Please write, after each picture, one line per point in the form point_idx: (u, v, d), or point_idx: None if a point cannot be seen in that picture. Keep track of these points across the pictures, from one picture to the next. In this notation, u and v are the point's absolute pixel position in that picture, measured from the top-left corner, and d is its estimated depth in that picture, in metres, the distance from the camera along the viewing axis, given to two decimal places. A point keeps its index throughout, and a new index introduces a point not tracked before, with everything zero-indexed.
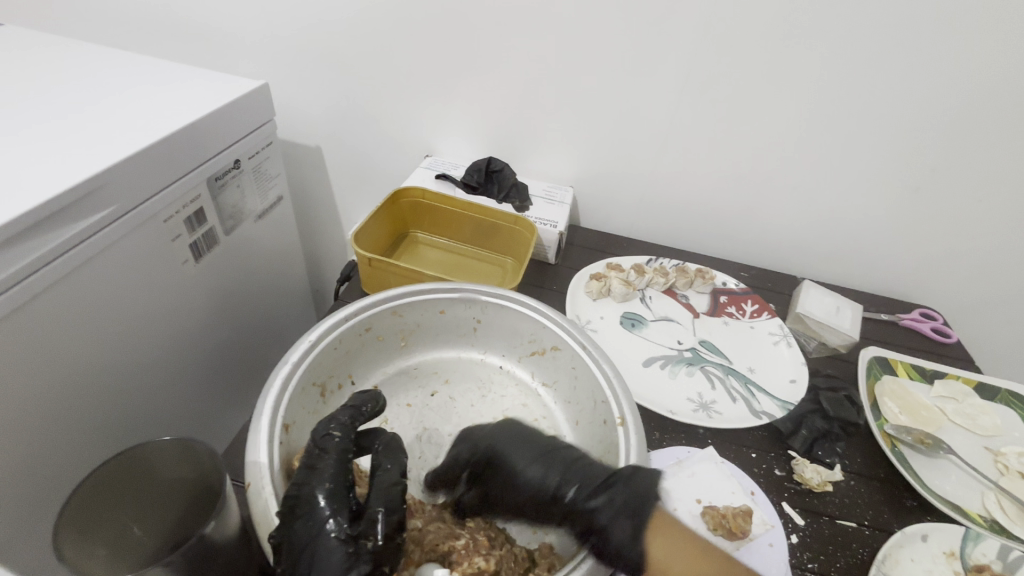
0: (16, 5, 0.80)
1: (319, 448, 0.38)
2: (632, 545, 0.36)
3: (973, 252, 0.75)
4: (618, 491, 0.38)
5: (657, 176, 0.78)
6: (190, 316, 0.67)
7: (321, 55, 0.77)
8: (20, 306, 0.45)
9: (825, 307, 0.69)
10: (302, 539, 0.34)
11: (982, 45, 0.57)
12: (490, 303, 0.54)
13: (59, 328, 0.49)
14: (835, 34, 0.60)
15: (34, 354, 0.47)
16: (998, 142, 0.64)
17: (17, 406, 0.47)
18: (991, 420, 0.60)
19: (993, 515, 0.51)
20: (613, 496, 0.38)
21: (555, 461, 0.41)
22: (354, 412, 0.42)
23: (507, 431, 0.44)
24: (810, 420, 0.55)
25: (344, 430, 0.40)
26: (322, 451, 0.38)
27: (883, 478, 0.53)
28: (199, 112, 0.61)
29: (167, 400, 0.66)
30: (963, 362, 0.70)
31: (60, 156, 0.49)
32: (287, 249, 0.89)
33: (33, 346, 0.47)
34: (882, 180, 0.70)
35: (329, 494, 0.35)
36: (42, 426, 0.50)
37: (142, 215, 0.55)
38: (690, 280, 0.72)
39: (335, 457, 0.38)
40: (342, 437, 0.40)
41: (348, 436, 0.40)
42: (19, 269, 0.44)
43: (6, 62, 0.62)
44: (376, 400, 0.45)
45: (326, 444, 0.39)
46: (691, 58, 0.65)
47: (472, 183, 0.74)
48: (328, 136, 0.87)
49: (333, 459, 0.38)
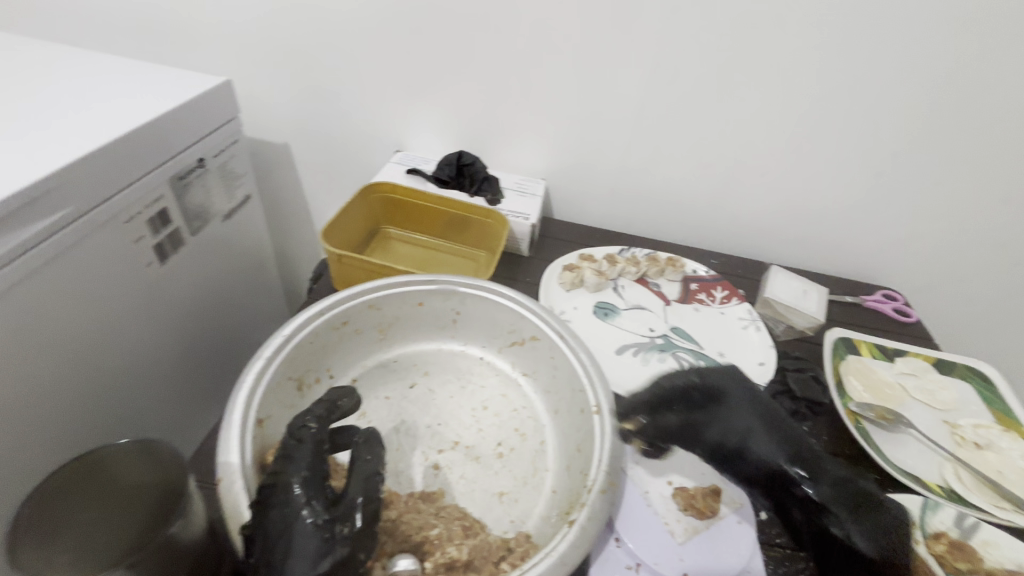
0: None
1: (295, 439, 0.38)
2: (878, 540, 0.40)
3: (930, 234, 0.77)
4: (830, 477, 0.43)
5: (627, 167, 0.78)
6: (156, 318, 0.65)
7: (285, 50, 0.75)
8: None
9: (792, 291, 0.71)
10: (279, 525, 0.34)
11: (931, 33, 0.59)
12: (469, 294, 0.54)
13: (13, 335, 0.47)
14: (794, 24, 0.61)
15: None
16: (948, 128, 0.66)
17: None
18: (949, 394, 0.63)
19: (950, 485, 0.53)
20: (838, 488, 0.42)
21: (767, 428, 0.46)
22: (332, 401, 0.42)
23: (742, 385, 0.49)
24: (778, 402, 0.58)
25: (322, 421, 0.40)
26: (298, 441, 0.37)
27: (849, 454, 0.55)
28: (158, 110, 0.59)
29: (132, 406, 0.65)
30: (922, 340, 0.73)
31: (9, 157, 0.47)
32: (257, 248, 0.88)
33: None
34: (842, 165, 0.72)
35: (305, 483, 0.35)
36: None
37: (102, 216, 0.54)
38: (661, 268, 0.73)
39: (311, 448, 0.37)
40: (320, 428, 0.39)
41: (324, 427, 0.40)
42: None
43: None
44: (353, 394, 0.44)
45: (303, 434, 0.38)
46: (654, 49, 0.66)
47: (444, 177, 0.74)
48: (296, 133, 0.86)
49: (309, 449, 0.37)
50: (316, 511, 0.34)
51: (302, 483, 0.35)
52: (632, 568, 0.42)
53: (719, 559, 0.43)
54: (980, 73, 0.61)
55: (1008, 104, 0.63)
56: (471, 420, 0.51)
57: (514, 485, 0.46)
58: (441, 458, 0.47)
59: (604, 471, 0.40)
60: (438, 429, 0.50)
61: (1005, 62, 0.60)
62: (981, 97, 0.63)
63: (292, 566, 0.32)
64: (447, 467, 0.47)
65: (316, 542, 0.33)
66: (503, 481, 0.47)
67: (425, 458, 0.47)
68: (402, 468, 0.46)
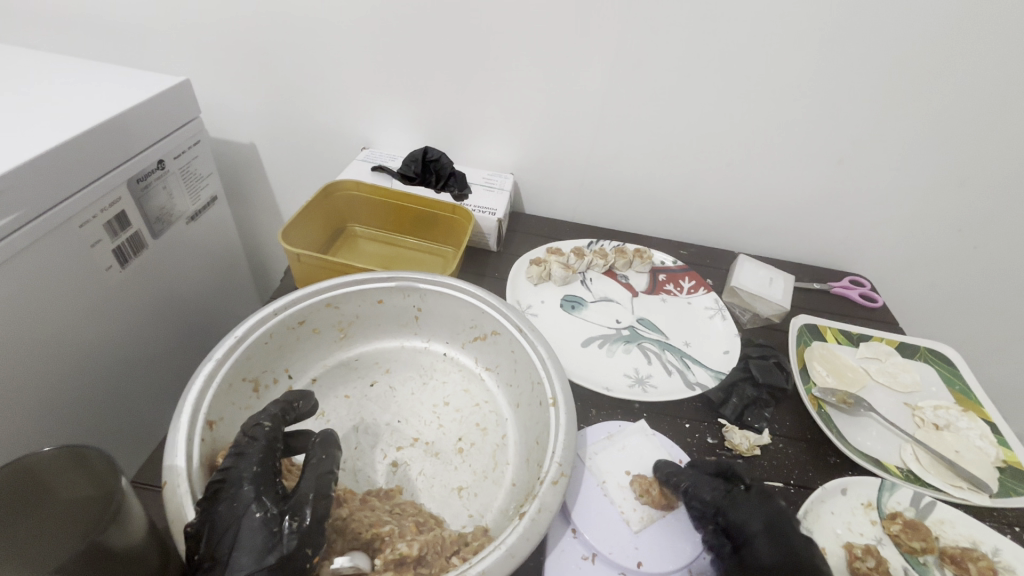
0: None
1: (248, 437, 0.38)
2: None
3: (895, 220, 0.78)
4: None
5: (594, 160, 0.78)
6: (116, 324, 0.64)
7: (245, 48, 0.74)
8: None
9: (758, 280, 0.72)
10: (227, 520, 0.33)
11: (886, 20, 0.60)
12: (428, 290, 0.54)
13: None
14: (752, 13, 0.61)
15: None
16: (907, 114, 0.67)
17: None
18: (911, 376, 0.63)
19: (908, 466, 0.54)
20: None
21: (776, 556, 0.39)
22: (289, 402, 0.42)
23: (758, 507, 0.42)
24: (740, 389, 0.57)
25: (276, 420, 0.40)
26: (251, 438, 0.37)
27: (810, 438, 0.56)
28: (111, 111, 0.58)
29: (89, 412, 0.64)
30: (887, 325, 0.74)
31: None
32: (226, 249, 0.87)
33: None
34: (805, 153, 0.73)
35: (254, 479, 0.35)
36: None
37: (54, 221, 0.53)
38: (629, 260, 0.73)
39: (264, 445, 0.37)
40: (274, 427, 0.39)
41: (279, 427, 0.39)
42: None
43: None
44: (310, 398, 0.44)
45: (256, 432, 0.38)
46: (615, 41, 0.66)
47: (410, 174, 0.74)
48: (262, 133, 0.85)
49: (262, 447, 0.37)
50: (265, 506, 0.34)
51: (250, 480, 0.35)
52: (588, 559, 0.42)
53: (674, 545, 0.43)
54: (936, 59, 0.62)
55: (964, 89, 0.64)
56: (431, 416, 0.51)
57: (474, 480, 0.47)
58: (400, 455, 0.47)
59: (557, 463, 0.40)
60: (398, 426, 0.50)
61: (959, 48, 0.61)
62: (937, 83, 0.64)
63: (238, 561, 0.32)
64: (407, 464, 0.47)
65: (263, 534, 0.33)
66: (462, 477, 0.47)
67: (384, 456, 0.47)
68: (361, 466, 0.46)
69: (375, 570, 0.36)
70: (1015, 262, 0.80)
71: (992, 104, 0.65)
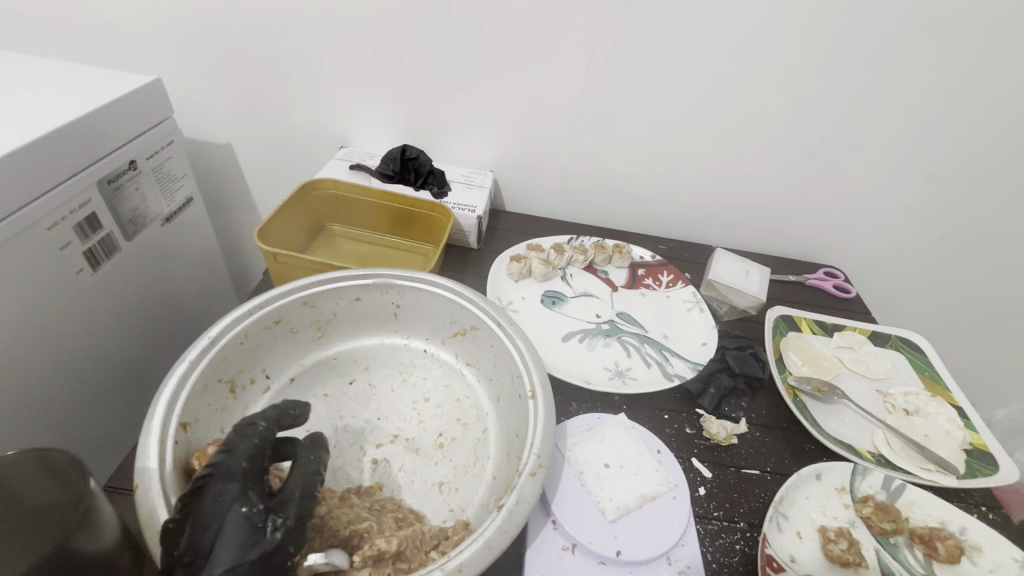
0: None
1: (239, 433, 0.37)
2: None
3: (867, 212, 0.80)
4: None
5: (572, 156, 0.79)
6: (87, 327, 0.63)
7: (219, 49, 0.74)
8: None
9: (735, 272, 0.73)
10: (211, 513, 0.33)
11: (854, 15, 0.61)
12: (407, 286, 0.54)
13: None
14: (722, 11, 0.62)
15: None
16: (876, 108, 0.68)
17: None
18: (883, 364, 0.65)
19: (880, 451, 0.55)
20: None
21: None
22: (284, 408, 0.41)
23: None
24: (717, 379, 0.58)
25: (270, 422, 0.39)
26: (244, 434, 0.37)
27: (786, 426, 0.57)
28: (80, 111, 0.57)
29: (57, 419, 0.62)
30: (860, 315, 0.75)
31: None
32: (203, 251, 0.86)
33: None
34: (778, 148, 0.74)
35: (244, 476, 0.35)
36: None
37: (20, 223, 0.51)
38: (608, 255, 0.74)
39: (256, 443, 0.37)
40: (267, 428, 0.39)
41: (271, 429, 0.39)
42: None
43: None
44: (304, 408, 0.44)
45: (249, 430, 0.38)
46: (589, 39, 0.66)
47: (388, 172, 0.74)
48: (238, 133, 0.84)
49: (253, 444, 0.37)
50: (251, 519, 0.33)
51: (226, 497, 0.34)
52: (568, 550, 0.43)
53: (652, 534, 0.44)
54: (902, 54, 0.63)
55: (929, 83, 0.66)
56: (411, 413, 0.51)
57: (454, 474, 0.47)
58: (379, 453, 0.47)
59: (535, 455, 0.41)
60: (377, 424, 0.50)
61: (925, 43, 0.62)
62: (901, 80, 0.66)
63: (219, 556, 0.31)
64: (387, 461, 0.47)
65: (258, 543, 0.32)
66: (442, 471, 0.47)
67: (364, 454, 0.47)
68: (340, 464, 0.46)
69: (352, 567, 0.36)
70: (982, 252, 0.83)
71: (957, 98, 0.66)
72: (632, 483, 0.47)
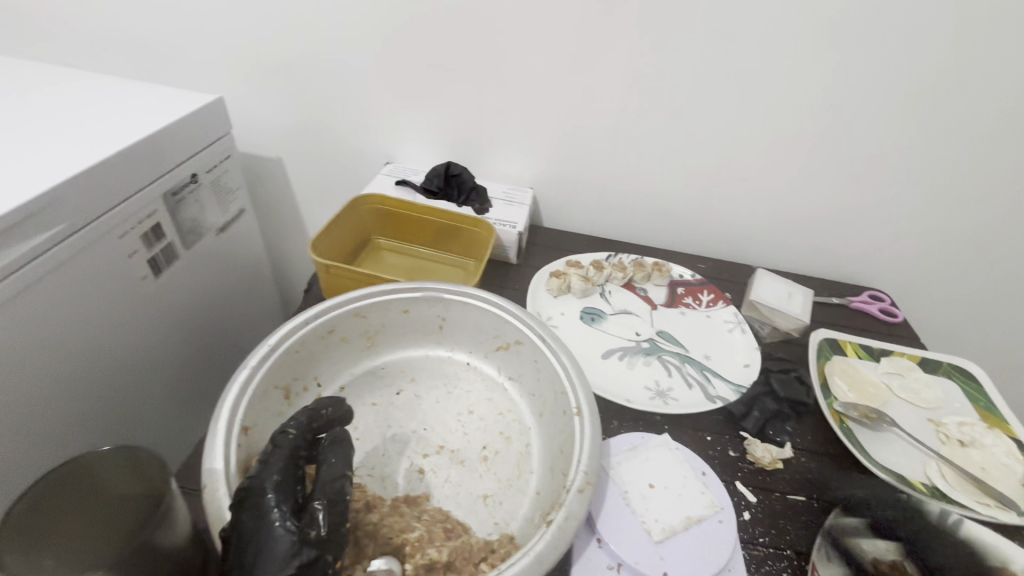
0: None
1: (272, 445, 0.38)
2: None
3: (915, 235, 0.78)
4: None
5: (611, 174, 0.80)
6: (148, 331, 0.66)
7: (276, 69, 0.78)
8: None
9: (777, 293, 0.72)
10: (252, 532, 0.34)
11: (899, 37, 0.61)
12: (453, 300, 0.55)
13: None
14: (766, 34, 0.63)
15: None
16: (927, 129, 0.67)
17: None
18: (934, 393, 0.63)
19: (934, 483, 0.54)
20: None
21: None
22: (314, 409, 0.42)
23: None
24: (761, 402, 0.57)
25: (300, 428, 0.40)
26: (275, 446, 0.38)
27: (833, 453, 0.56)
28: (150, 128, 0.61)
29: (121, 417, 0.65)
30: (909, 340, 0.73)
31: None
32: (252, 260, 0.89)
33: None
34: (822, 169, 0.73)
35: (276, 488, 0.36)
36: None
37: (95, 232, 0.55)
38: (647, 273, 0.74)
39: (287, 455, 0.38)
40: (296, 434, 0.40)
41: (302, 435, 0.40)
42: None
43: None
44: (340, 404, 0.44)
45: (280, 440, 0.39)
46: (632, 61, 0.68)
47: (432, 188, 0.76)
48: (289, 148, 0.87)
49: (284, 455, 0.38)
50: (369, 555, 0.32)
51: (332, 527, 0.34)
52: (614, 569, 0.43)
53: (698, 557, 0.43)
54: (950, 74, 0.63)
55: (979, 102, 0.64)
56: (456, 424, 0.52)
57: (499, 487, 0.47)
58: (425, 463, 0.48)
59: (583, 472, 0.41)
60: (424, 434, 0.51)
61: (974, 63, 0.62)
62: (951, 102, 0.65)
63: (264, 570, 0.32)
64: (432, 472, 0.48)
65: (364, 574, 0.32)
66: (487, 484, 0.47)
67: (410, 463, 0.48)
68: (388, 472, 0.47)
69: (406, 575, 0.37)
70: None
71: (1010, 117, 0.65)
72: (677, 506, 0.47)
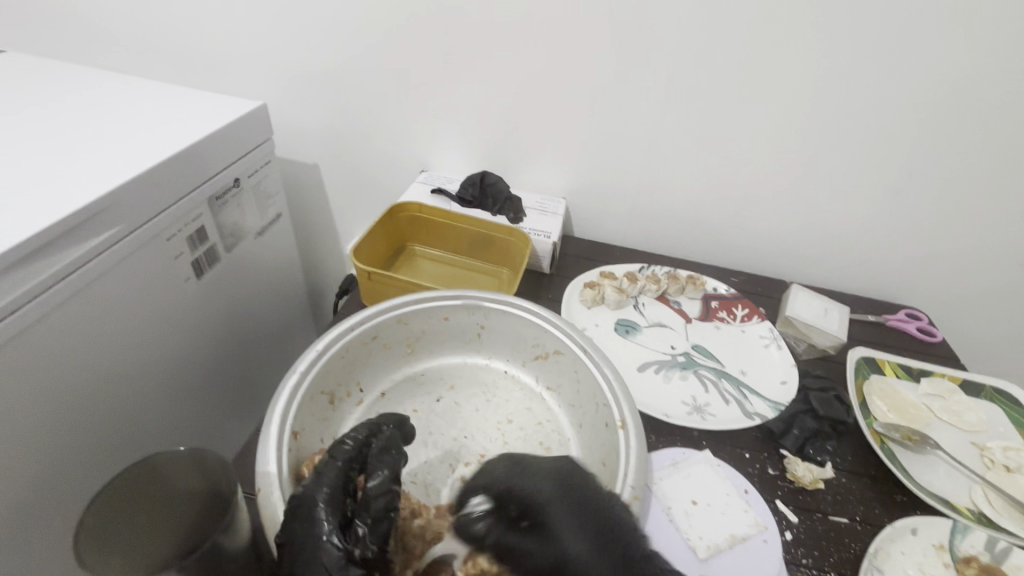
0: (30, 29, 0.83)
1: (329, 455, 0.39)
2: None
3: (955, 254, 0.77)
4: None
5: (645, 186, 0.80)
6: (189, 332, 0.68)
7: (317, 76, 0.79)
8: (12, 337, 0.45)
9: (813, 310, 0.71)
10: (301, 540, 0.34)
11: (946, 54, 0.60)
12: (493, 308, 0.55)
13: (49, 359, 0.49)
14: (809, 50, 0.63)
15: (25, 381, 0.47)
16: (973, 147, 0.66)
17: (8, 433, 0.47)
18: (977, 416, 0.62)
19: (980, 509, 0.52)
20: None
21: None
22: (373, 425, 0.42)
23: None
24: (801, 420, 0.56)
25: (358, 441, 0.40)
26: (331, 458, 0.38)
27: (875, 474, 0.55)
28: (199, 134, 0.62)
29: (162, 417, 0.66)
30: (949, 361, 0.72)
31: (55, 185, 0.50)
32: (286, 264, 0.90)
33: (23, 373, 0.47)
34: (861, 186, 0.73)
35: (327, 503, 0.36)
36: (29, 453, 0.49)
37: (147, 235, 0.57)
38: (682, 285, 0.74)
39: (340, 467, 0.38)
40: (353, 446, 0.40)
41: (358, 448, 0.40)
42: (13, 300, 0.44)
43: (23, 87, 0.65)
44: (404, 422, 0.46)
45: (337, 451, 0.39)
46: (671, 75, 0.68)
47: (468, 197, 0.76)
48: (326, 154, 0.89)
49: (337, 467, 0.38)
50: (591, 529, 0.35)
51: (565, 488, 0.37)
52: None
53: None
54: (999, 93, 0.62)
55: None
56: (496, 433, 0.52)
57: None
58: (467, 471, 0.48)
59: (631, 487, 0.41)
60: (465, 442, 0.51)
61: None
62: (999, 120, 0.64)
63: None
64: None
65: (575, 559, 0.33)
66: None
67: (453, 471, 0.48)
68: (431, 479, 0.47)
69: None
70: None
71: None
72: (721, 524, 0.47)
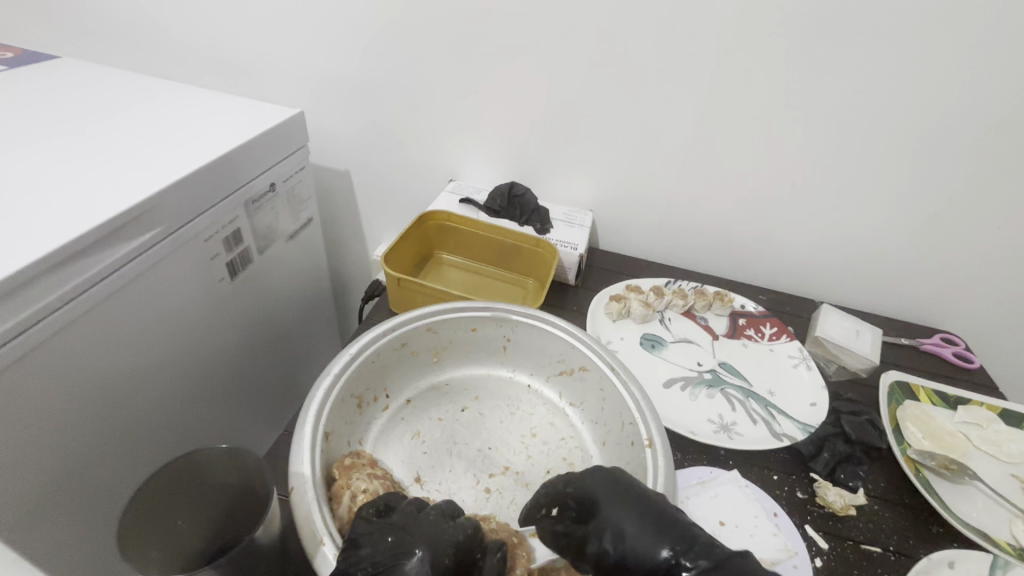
0: (84, 37, 0.88)
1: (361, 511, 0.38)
2: None
3: (995, 278, 0.75)
4: None
5: (673, 201, 0.80)
6: (221, 332, 0.69)
7: (351, 85, 0.81)
8: (58, 330, 0.47)
9: (845, 331, 0.70)
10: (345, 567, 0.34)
11: (990, 75, 0.59)
12: (520, 322, 0.55)
13: (91, 353, 0.51)
14: (847, 69, 0.62)
15: (68, 371, 0.49)
16: (1015, 169, 0.65)
17: (49, 421, 0.48)
18: (1018, 447, 0.59)
19: (1021, 544, 0.50)
20: None
21: None
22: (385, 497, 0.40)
23: None
24: (831, 443, 0.55)
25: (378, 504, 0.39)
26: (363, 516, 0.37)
27: (908, 503, 0.53)
28: (237, 139, 0.64)
29: (193, 415, 0.67)
30: (987, 389, 0.69)
31: (103, 187, 0.52)
32: (314, 268, 0.92)
33: (67, 365, 0.49)
34: (897, 206, 0.71)
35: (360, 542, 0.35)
36: (70, 444, 0.51)
37: (185, 235, 0.59)
38: (709, 301, 0.73)
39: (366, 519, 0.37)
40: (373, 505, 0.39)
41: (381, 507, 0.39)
42: (61, 293, 0.46)
43: (77, 93, 0.68)
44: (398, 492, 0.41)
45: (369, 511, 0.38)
46: (703, 90, 0.68)
47: (495, 207, 0.77)
48: (356, 161, 0.91)
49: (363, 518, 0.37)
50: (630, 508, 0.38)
51: (628, 501, 0.38)
52: None
53: None
54: None
55: None
56: (520, 446, 0.52)
57: None
58: (491, 483, 0.48)
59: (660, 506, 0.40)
60: (489, 453, 0.51)
61: None
62: None
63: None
64: (499, 493, 0.48)
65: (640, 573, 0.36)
66: None
67: (476, 482, 0.48)
68: (455, 489, 0.48)
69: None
70: None
71: None
72: (750, 547, 0.47)
